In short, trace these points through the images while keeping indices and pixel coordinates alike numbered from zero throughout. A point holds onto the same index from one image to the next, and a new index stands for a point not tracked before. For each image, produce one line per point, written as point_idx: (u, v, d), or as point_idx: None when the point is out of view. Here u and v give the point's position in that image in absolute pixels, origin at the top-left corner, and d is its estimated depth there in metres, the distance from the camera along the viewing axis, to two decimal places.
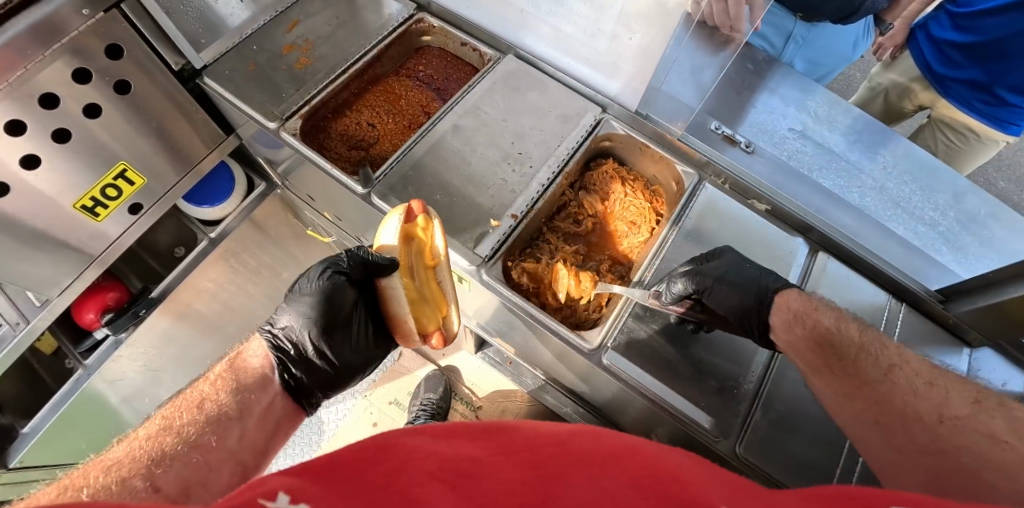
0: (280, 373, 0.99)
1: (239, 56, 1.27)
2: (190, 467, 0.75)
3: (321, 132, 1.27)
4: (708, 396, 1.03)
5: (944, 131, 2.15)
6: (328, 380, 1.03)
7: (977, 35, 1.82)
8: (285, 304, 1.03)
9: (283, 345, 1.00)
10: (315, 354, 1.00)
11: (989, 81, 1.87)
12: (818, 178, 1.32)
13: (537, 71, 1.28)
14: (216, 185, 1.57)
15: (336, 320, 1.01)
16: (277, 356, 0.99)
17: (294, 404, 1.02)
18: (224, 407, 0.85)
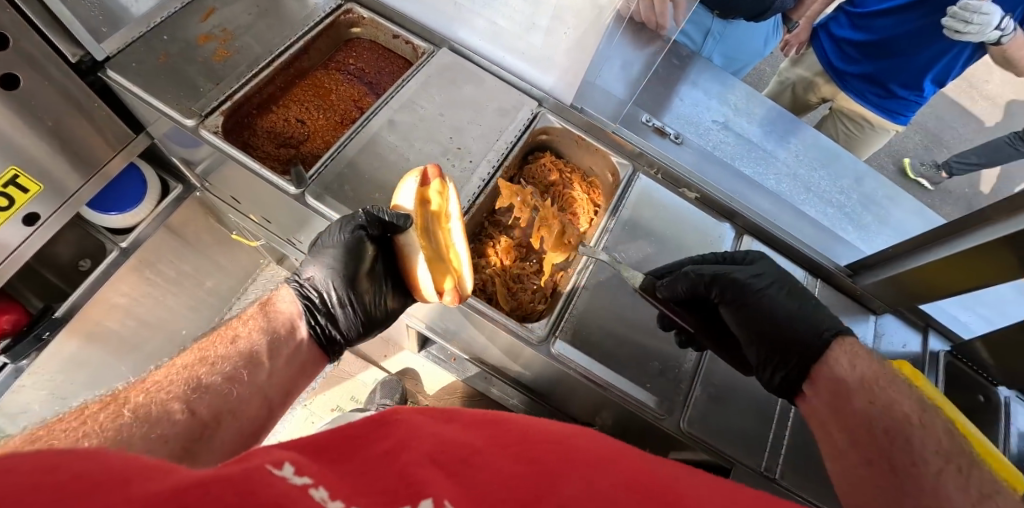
0: (306, 321, 0.97)
1: (147, 47, 1.17)
2: (225, 397, 0.77)
3: (246, 129, 1.20)
4: (652, 377, 1.08)
5: (843, 121, 2.36)
6: (353, 332, 1.02)
7: (870, 34, 2.07)
8: (309, 254, 1.02)
9: (311, 295, 0.99)
10: (339, 306, 0.99)
11: (880, 75, 2.10)
12: (740, 166, 1.40)
13: (472, 65, 1.27)
14: (126, 189, 1.45)
15: (360, 273, 0.99)
16: (304, 306, 0.98)
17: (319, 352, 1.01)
18: (255, 345, 0.86)
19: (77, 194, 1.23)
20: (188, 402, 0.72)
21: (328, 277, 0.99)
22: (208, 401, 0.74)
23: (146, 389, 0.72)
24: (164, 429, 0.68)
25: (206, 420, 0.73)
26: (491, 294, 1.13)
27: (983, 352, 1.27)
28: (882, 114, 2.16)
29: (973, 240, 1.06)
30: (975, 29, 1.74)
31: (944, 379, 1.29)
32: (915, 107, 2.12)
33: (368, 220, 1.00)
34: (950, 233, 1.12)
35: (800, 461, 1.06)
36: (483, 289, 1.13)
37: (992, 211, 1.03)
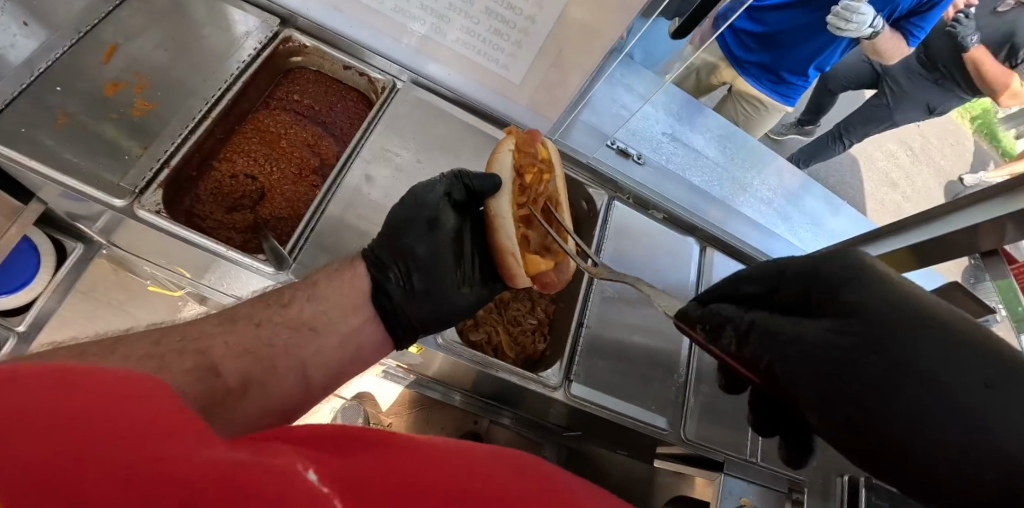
0: (385, 284, 0.92)
1: (35, 104, 0.92)
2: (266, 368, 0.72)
3: (187, 194, 1.02)
4: (655, 398, 1.16)
5: (741, 105, 2.56)
6: (427, 319, 0.95)
7: (764, 27, 2.33)
8: (387, 230, 0.97)
9: (389, 259, 0.94)
10: (416, 284, 0.94)
11: (773, 63, 2.36)
12: (691, 177, 1.51)
13: (438, 99, 1.19)
14: (14, 263, 1.20)
15: (441, 246, 0.98)
16: (377, 285, 0.92)
17: (385, 335, 0.92)
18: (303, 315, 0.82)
19: None
20: (218, 363, 0.67)
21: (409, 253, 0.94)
22: (242, 368, 0.69)
23: (182, 336, 0.68)
24: (189, 384, 0.62)
25: (235, 387, 0.67)
26: (495, 345, 1.12)
27: None
28: (776, 97, 2.46)
29: (893, 244, 1.24)
30: (854, 27, 1.94)
31: None
32: (797, 92, 2.45)
33: (453, 184, 0.99)
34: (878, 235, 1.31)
35: (773, 447, 1.24)
36: (489, 341, 1.11)
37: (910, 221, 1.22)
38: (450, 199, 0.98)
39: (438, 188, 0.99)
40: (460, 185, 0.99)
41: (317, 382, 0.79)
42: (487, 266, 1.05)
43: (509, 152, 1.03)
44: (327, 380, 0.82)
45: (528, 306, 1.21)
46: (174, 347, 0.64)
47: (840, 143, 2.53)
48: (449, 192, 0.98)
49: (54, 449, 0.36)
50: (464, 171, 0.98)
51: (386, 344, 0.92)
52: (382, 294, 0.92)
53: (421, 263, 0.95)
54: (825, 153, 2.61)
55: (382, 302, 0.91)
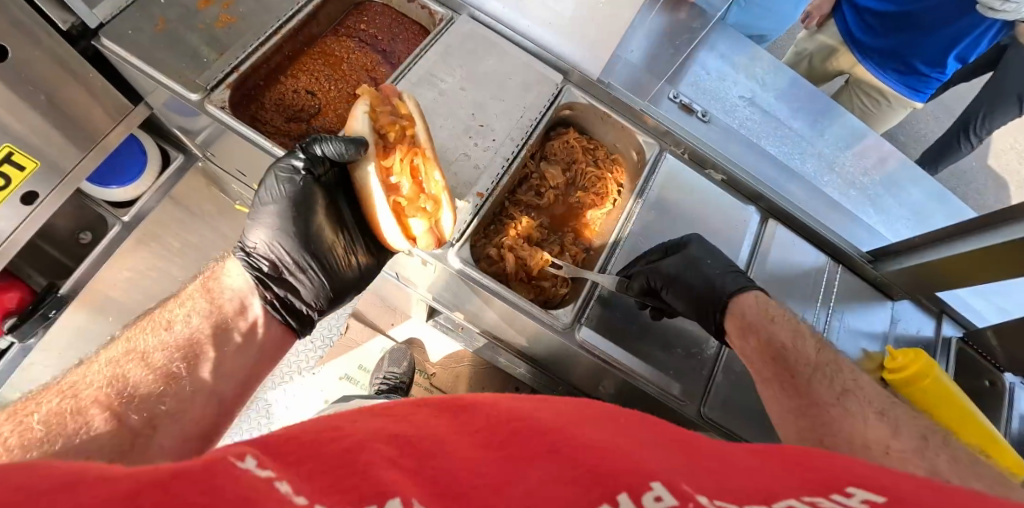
0: (262, 288, 1.04)
1: (141, 11, 1.08)
2: (167, 396, 0.82)
3: (253, 102, 1.13)
4: (676, 364, 1.08)
5: (861, 97, 2.31)
6: (316, 292, 1.09)
7: (896, 6, 1.99)
8: (254, 220, 1.05)
9: (259, 262, 1.05)
10: (297, 269, 1.06)
11: (904, 52, 2.02)
12: (766, 145, 1.36)
13: (494, 35, 1.19)
14: (125, 161, 1.40)
15: (305, 231, 1.05)
16: (261, 277, 1.04)
17: (281, 323, 1.07)
18: (187, 338, 0.89)
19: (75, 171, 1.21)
20: (123, 407, 0.76)
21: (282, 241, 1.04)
22: (143, 406, 0.78)
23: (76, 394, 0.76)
24: (98, 430, 0.72)
25: (140, 429, 0.76)
26: (514, 277, 1.11)
27: (992, 339, 1.32)
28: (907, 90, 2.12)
29: (1009, 232, 1.04)
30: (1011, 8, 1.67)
31: (954, 363, 1.34)
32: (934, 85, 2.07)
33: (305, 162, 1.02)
34: (972, 227, 1.12)
35: None
36: (507, 270, 1.10)
37: (1008, 213, 1.04)
38: (308, 179, 1.03)
39: (296, 168, 1.03)
40: (314, 165, 1.03)
41: (229, 395, 0.92)
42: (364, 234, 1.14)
43: (360, 120, 0.96)
44: (236, 392, 0.93)
45: (557, 249, 1.17)
46: (78, 404, 0.74)
47: (968, 139, 2.18)
48: (307, 175, 1.03)
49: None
50: (309, 148, 1.01)
51: (285, 334, 1.08)
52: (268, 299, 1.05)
53: (300, 245, 1.05)
54: (952, 151, 2.25)
55: (267, 288, 1.04)
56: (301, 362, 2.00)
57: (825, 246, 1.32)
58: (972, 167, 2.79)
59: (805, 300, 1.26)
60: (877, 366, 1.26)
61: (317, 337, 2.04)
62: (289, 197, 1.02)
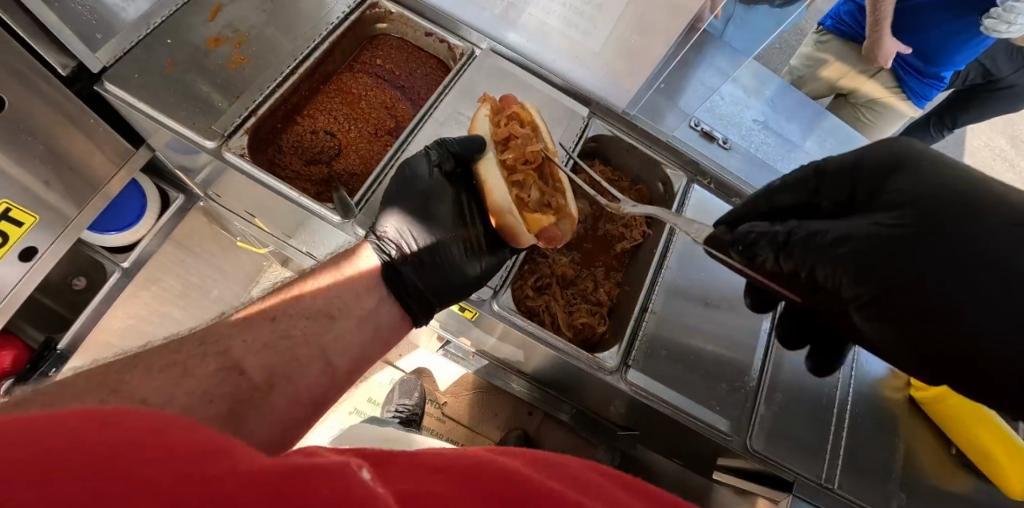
0: (387, 276, 0.91)
1: (148, 54, 1.02)
2: (279, 357, 0.76)
3: (269, 146, 1.08)
4: (720, 398, 1.05)
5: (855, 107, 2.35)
6: (448, 295, 0.94)
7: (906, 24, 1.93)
8: (383, 213, 0.96)
9: (387, 247, 0.92)
10: (423, 261, 0.93)
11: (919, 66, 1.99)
12: (783, 169, 1.38)
13: (517, 69, 1.17)
14: (124, 203, 1.32)
15: (436, 218, 0.95)
16: (391, 266, 0.91)
17: (400, 314, 0.91)
18: (322, 305, 0.83)
19: (79, 218, 1.14)
20: (240, 361, 0.71)
21: (416, 231, 0.93)
22: (265, 362, 0.73)
23: (201, 339, 0.71)
24: (215, 385, 0.67)
25: (259, 383, 0.71)
26: (552, 316, 1.06)
27: None
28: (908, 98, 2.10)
29: None
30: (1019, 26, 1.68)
31: None
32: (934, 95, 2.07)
33: (438, 152, 0.97)
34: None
35: (848, 475, 1.13)
36: (546, 310, 1.06)
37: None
38: (439, 169, 0.96)
39: (430, 156, 0.97)
40: (445, 154, 0.97)
41: (342, 367, 0.81)
42: (490, 235, 1.03)
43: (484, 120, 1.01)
44: (353, 366, 0.83)
45: (591, 286, 1.14)
46: (196, 352, 0.69)
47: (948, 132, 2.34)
48: (440, 162, 0.96)
49: (110, 470, 0.32)
50: (447, 138, 0.96)
51: (404, 324, 0.92)
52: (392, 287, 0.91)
53: (430, 240, 0.94)
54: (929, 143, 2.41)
55: (397, 279, 0.91)
56: None
57: None
58: None
59: None
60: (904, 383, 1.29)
61: None
62: (418, 186, 0.96)
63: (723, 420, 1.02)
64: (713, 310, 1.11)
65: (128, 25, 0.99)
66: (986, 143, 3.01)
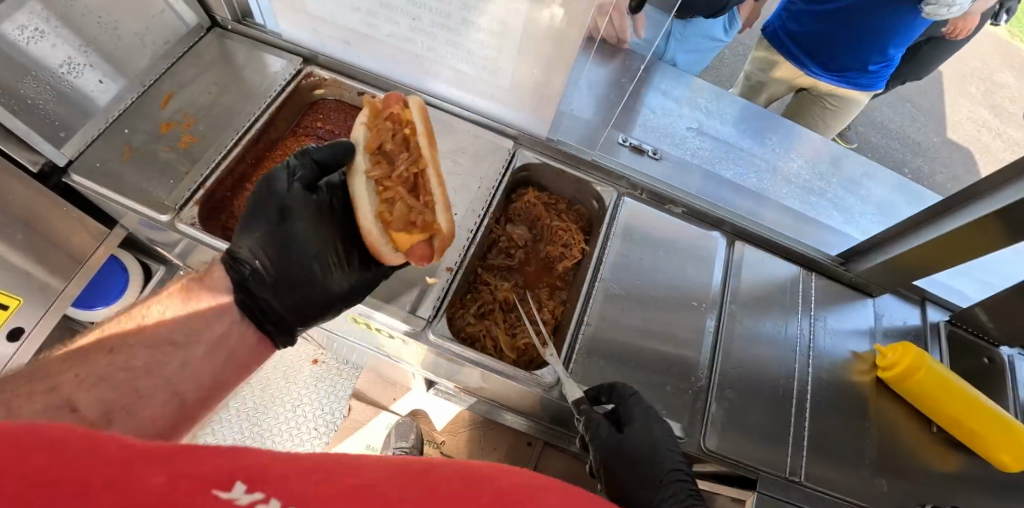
0: (238, 294, 0.89)
1: (109, 144, 1.15)
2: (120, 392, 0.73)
3: (222, 212, 1.18)
4: (666, 401, 1.07)
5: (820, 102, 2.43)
6: (294, 308, 0.94)
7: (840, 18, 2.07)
8: (241, 229, 0.95)
9: (239, 263, 0.90)
10: (280, 275, 0.92)
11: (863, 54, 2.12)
12: (720, 171, 1.42)
13: (443, 114, 1.26)
14: (108, 279, 1.41)
15: (293, 234, 0.95)
16: (235, 276, 0.89)
17: (258, 335, 0.91)
18: (165, 334, 0.82)
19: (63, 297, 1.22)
20: (73, 399, 0.68)
21: (271, 243, 0.93)
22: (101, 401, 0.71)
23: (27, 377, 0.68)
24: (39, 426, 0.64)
25: (95, 420, 0.69)
26: (494, 340, 1.12)
27: (982, 317, 1.35)
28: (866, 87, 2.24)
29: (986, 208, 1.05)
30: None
31: (947, 349, 1.37)
32: (886, 74, 2.21)
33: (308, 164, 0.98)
34: (940, 213, 1.15)
35: (818, 463, 1.13)
36: (488, 333, 1.12)
37: (980, 187, 1.06)
38: (301, 181, 0.97)
39: (301, 169, 0.98)
40: (309, 167, 0.97)
41: (190, 396, 0.80)
42: (363, 249, 1.02)
43: (363, 129, 0.99)
44: (203, 393, 0.82)
45: (535, 305, 1.19)
46: (20, 391, 0.65)
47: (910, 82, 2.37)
48: (301, 175, 0.97)
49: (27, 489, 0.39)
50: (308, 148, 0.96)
51: (261, 346, 0.91)
52: (243, 305, 0.89)
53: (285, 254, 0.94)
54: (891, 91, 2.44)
55: (237, 285, 0.89)
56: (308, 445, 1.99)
57: (796, 258, 1.34)
58: (934, 141, 2.81)
59: (786, 314, 1.25)
60: (871, 366, 1.28)
61: (322, 424, 2.04)
62: (284, 199, 0.95)
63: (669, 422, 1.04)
64: (652, 313, 1.13)
65: (104, 107, 1.16)
66: (969, 115, 2.99)
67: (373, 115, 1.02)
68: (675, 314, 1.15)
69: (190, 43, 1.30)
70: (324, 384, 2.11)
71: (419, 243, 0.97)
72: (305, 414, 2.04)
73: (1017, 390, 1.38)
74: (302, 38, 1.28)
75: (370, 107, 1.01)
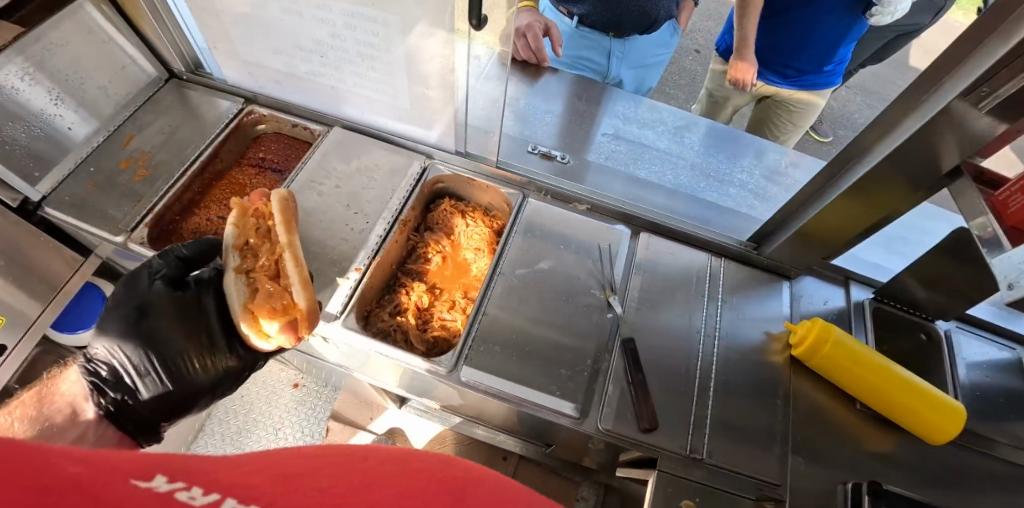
0: (96, 396, 1.05)
1: (77, 180, 1.35)
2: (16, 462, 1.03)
3: (171, 235, 1.34)
4: (561, 383, 1.13)
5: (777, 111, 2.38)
6: (157, 401, 1.05)
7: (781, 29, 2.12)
8: (102, 323, 1.07)
9: (97, 369, 1.05)
10: (136, 379, 1.03)
11: (810, 63, 2.15)
12: (636, 170, 1.49)
13: (365, 136, 1.41)
14: (88, 307, 1.60)
15: (147, 337, 1.04)
16: (95, 379, 1.05)
17: (119, 430, 1.08)
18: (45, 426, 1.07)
19: (41, 318, 1.39)
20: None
21: (126, 339, 1.04)
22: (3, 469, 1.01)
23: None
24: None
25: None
26: (405, 333, 1.21)
27: (910, 290, 1.34)
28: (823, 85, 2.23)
29: (863, 170, 1.12)
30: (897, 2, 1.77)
31: (872, 325, 1.34)
32: (841, 72, 2.22)
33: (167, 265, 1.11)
34: (825, 185, 1.22)
35: (728, 441, 1.13)
36: (399, 328, 1.22)
37: (853, 151, 1.14)
38: (162, 279, 1.10)
39: (161, 270, 1.11)
40: (173, 265, 1.11)
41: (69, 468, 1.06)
42: (230, 333, 1.12)
43: (228, 227, 1.12)
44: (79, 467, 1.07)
45: (448, 303, 1.28)
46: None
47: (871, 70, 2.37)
48: (162, 275, 1.10)
49: None
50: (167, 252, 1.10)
51: (123, 438, 1.09)
52: (101, 405, 1.06)
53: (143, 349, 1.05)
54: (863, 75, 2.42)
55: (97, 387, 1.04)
56: None
57: (708, 246, 1.39)
58: None
59: (691, 298, 1.30)
60: (785, 345, 1.28)
61: (303, 440, 2.13)
62: (139, 300, 1.06)
63: (562, 402, 1.10)
64: (549, 303, 1.22)
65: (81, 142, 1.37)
66: None
67: (242, 216, 1.17)
68: (571, 300, 1.23)
69: (151, 93, 1.52)
70: (305, 407, 2.20)
71: (278, 325, 1.05)
72: (285, 436, 2.13)
73: (955, 365, 1.31)
74: (243, 81, 1.47)
75: (237, 210, 1.15)
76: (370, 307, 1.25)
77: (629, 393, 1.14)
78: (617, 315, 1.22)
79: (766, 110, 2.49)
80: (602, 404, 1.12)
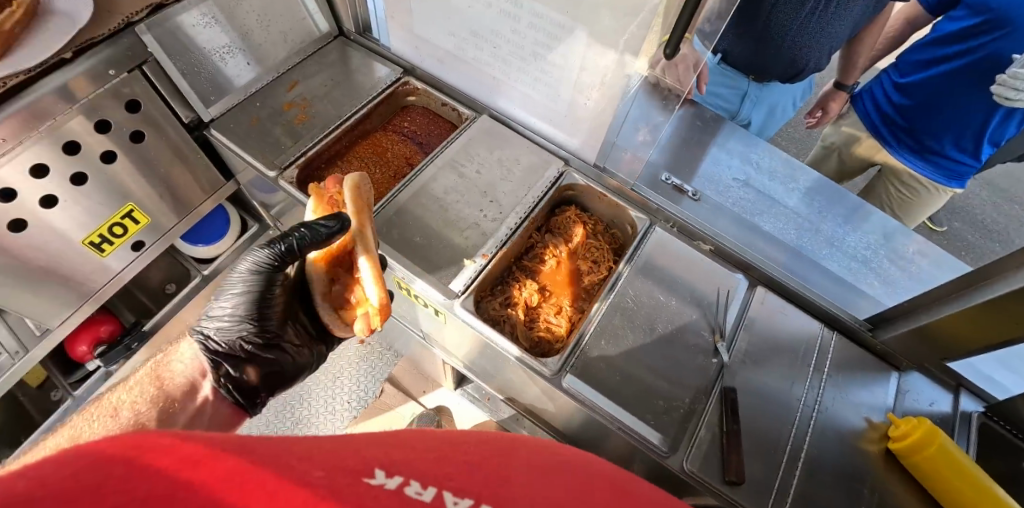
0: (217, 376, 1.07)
1: (242, 111, 1.46)
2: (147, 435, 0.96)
3: (315, 180, 1.43)
4: (656, 413, 1.14)
5: (894, 185, 2.22)
6: (267, 374, 1.13)
7: (920, 81, 1.96)
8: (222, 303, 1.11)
9: (219, 348, 1.07)
10: (257, 356, 1.11)
11: (936, 133, 1.97)
12: (760, 222, 1.47)
13: (509, 130, 1.46)
14: (212, 225, 1.72)
15: (267, 315, 1.12)
16: (214, 355, 1.06)
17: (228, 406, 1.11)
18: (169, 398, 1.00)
19: (172, 229, 1.56)
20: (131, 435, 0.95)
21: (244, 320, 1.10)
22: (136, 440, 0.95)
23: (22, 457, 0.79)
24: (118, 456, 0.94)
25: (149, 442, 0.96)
26: (513, 327, 1.25)
27: None
28: (937, 177, 2.04)
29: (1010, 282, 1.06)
30: None
31: (975, 441, 1.29)
32: (966, 169, 1.98)
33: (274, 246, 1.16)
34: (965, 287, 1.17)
35: None
36: (507, 320, 1.26)
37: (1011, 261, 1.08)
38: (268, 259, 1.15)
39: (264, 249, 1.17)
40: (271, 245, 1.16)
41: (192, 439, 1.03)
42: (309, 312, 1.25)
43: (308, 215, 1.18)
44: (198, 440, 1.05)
45: (556, 308, 1.31)
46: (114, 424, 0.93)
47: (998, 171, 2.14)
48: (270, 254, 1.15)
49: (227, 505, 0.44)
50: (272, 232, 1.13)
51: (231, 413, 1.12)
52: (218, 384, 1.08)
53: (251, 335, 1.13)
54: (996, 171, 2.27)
55: (216, 366, 1.06)
56: (337, 419, 2.14)
57: (821, 314, 1.37)
58: None
59: (793, 364, 1.28)
60: (882, 436, 1.24)
61: (351, 401, 2.18)
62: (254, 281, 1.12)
63: (653, 431, 1.11)
64: (656, 334, 1.22)
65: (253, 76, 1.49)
66: None
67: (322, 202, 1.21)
68: (675, 335, 1.23)
69: (320, 45, 1.62)
70: (365, 363, 2.25)
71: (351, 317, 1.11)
72: (340, 386, 2.20)
73: None
74: (406, 52, 1.54)
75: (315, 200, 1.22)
76: (483, 294, 1.29)
77: (722, 444, 1.12)
78: (722, 362, 1.21)
79: (877, 189, 2.34)
80: (693, 446, 1.12)
